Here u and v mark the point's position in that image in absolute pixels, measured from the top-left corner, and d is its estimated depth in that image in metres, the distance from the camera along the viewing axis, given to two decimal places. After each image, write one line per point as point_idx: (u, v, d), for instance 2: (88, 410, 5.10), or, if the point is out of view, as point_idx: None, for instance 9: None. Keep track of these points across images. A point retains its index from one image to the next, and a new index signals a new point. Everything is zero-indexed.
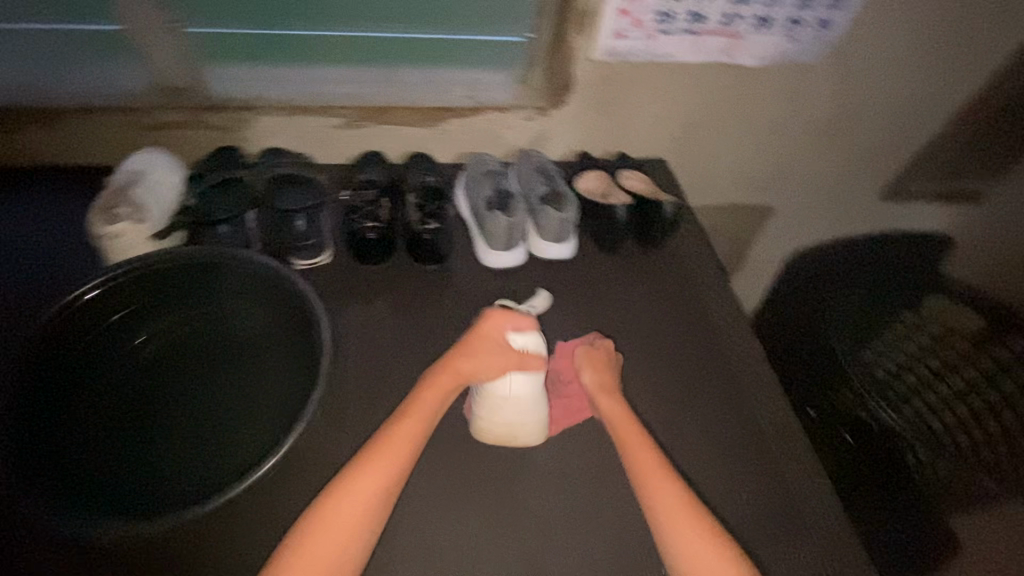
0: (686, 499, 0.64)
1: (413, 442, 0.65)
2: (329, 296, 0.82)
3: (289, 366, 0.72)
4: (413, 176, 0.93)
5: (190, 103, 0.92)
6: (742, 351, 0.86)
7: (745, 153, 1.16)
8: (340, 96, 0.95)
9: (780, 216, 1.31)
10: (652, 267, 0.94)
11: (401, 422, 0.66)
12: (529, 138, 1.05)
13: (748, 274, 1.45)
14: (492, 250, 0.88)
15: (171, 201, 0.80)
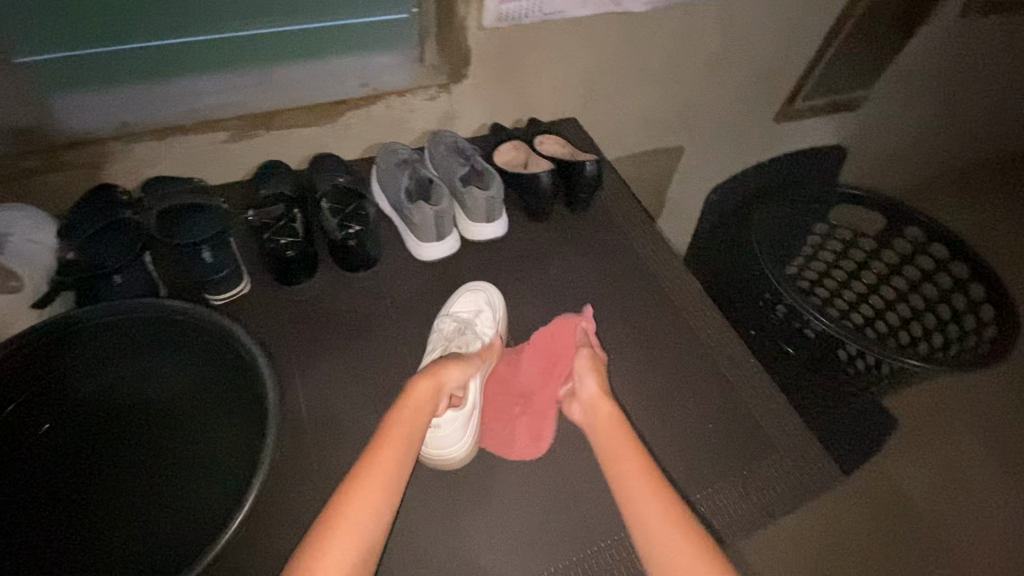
0: (651, 479, 0.60)
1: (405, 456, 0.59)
2: (262, 326, 0.77)
3: (235, 415, 0.66)
4: (321, 179, 0.86)
5: (42, 144, 0.80)
6: (683, 290, 0.90)
7: (650, 99, 1.18)
8: (220, 108, 0.86)
9: (691, 152, 1.35)
10: (584, 226, 0.95)
11: (388, 436, 0.60)
12: (436, 119, 1.00)
13: (671, 213, 1.51)
14: (424, 243, 0.84)
15: (46, 264, 0.72)
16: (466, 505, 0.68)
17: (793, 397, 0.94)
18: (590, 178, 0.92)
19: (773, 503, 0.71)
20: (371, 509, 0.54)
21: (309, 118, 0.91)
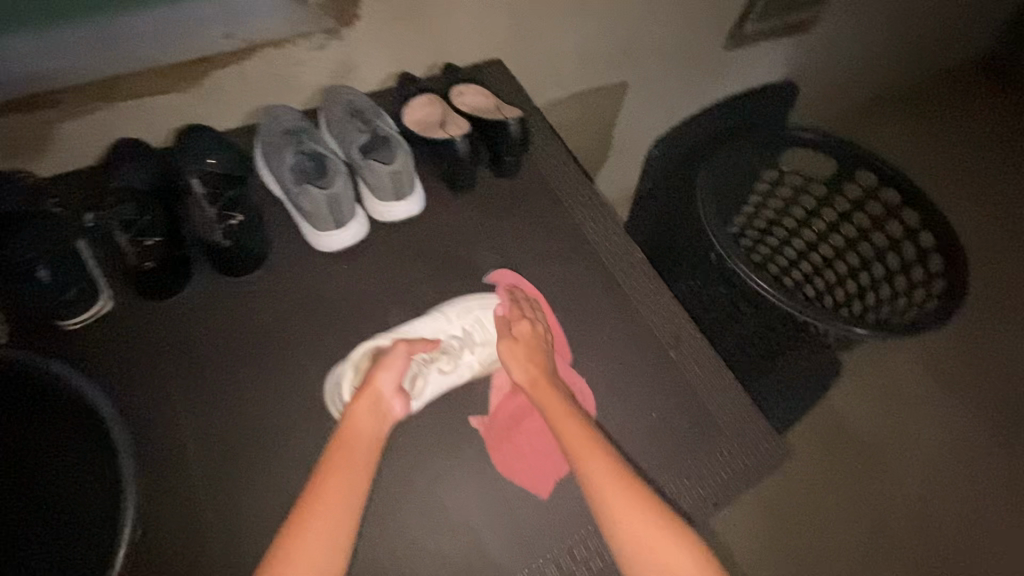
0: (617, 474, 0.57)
1: (372, 432, 0.58)
2: (136, 352, 0.65)
3: (87, 482, 0.54)
4: (186, 161, 0.70)
5: None
6: (626, 262, 0.81)
7: (584, 33, 1.03)
8: (38, 79, 0.68)
9: (635, 89, 1.22)
10: (513, 194, 0.84)
11: (349, 436, 0.57)
12: (329, 73, 0.84)
13: (617, 158, 1.40)
14: (322, 233, 0.72)
15: None
16: (389, 537, 0.60)
17: (735, 361, 0.91)
18: (516, 139, 0.79)
19: (719, 492, 0.67)
20: (345, 490, 0.54)
21: (164, 84, 0.74)
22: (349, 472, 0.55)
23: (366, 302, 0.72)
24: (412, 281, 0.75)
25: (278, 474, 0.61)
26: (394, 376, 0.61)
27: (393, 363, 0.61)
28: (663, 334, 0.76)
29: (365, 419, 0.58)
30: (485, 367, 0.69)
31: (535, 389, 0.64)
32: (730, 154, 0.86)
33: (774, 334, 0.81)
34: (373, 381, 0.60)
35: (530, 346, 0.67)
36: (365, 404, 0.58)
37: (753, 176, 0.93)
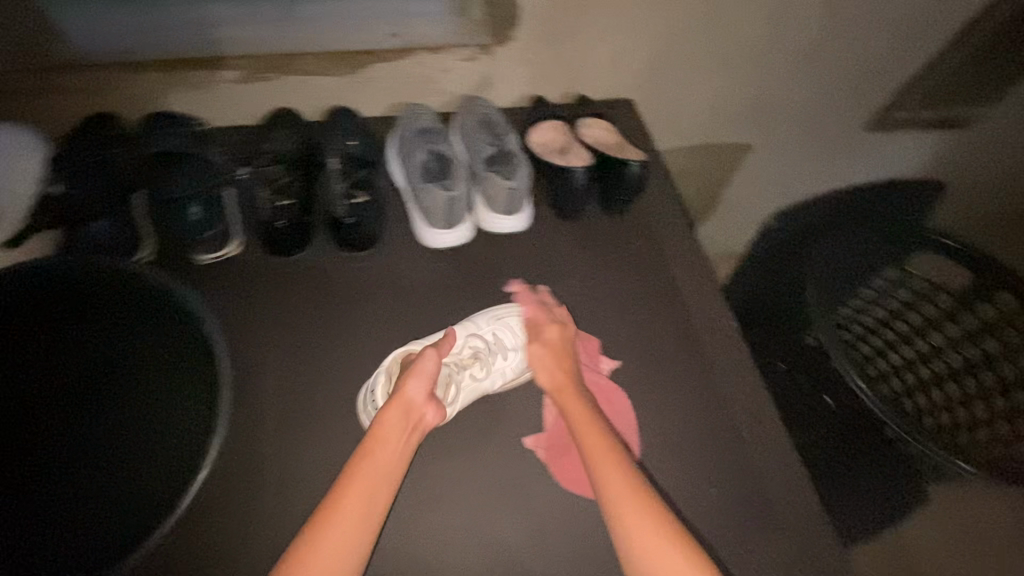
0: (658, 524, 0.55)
1: (399, 430, 0.58)
2: (244, 296, 0.71)
3: (190, 403, 0.60)
4: (330, 141, 0.77)
5: (48, 64, 0.73)
6: (715, 326, 0.79)
7: (720, 87, 1.02)
8: (230, 44, 0.77)
9: (758, 154, 1.19)
10: (616, 233, 0.84)
11: (391, 416, 0.59)
12: (471, 83, 0.88)
13: (721, 217, 1.36)
14: (431, 229, 0.77)
15: (29, 198, 0.66)
16: (421, 535, 0.61)
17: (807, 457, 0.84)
18: (632, 178, 0.80)
19: None
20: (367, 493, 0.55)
21: (330, 67, 0.81)
22: (372, 478, 0.56)
23: (454, 303, 0.75)
24: (501, 294, 0.77)
25: (340, 444, 0.64)
26: (423, 385, 0.61)
27: (425, 370, 0.61)
28: (739, 410, 0.73)
29: (394, 426, 0.59)
30: (517, 374, 0.69)
31: (559, 394, 0.65)
32: (848, 242, 0.85)
33: (857, 437, 0.76)
34: (406, 394, 0.60)
35: (558, 353, 0.68)
36: (395, 414, 0.59)
37: (874, 270, 0.88)
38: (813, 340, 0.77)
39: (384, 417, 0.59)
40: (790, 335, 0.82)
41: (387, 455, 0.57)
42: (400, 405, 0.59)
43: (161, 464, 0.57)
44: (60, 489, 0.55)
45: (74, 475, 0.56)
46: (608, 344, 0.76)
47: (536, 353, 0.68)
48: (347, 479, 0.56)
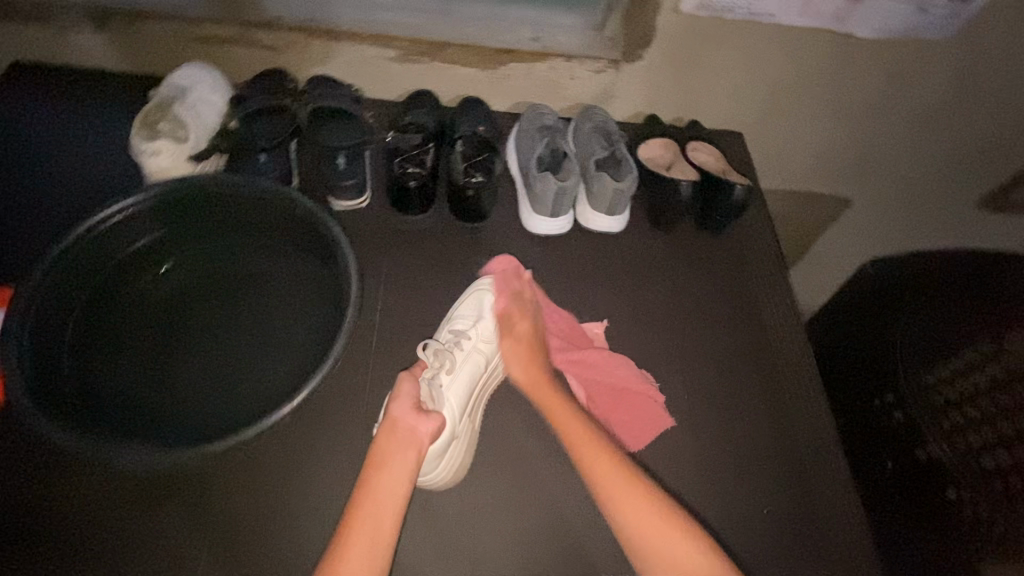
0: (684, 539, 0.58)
1: (406, 441, 0.59)
2: (365, 244, 0.79)
3: (318, 319, 0.68)
4: (463, 122, 0.85)
5: (237, 17, 0.83)
6: (791, 359, 0.80)
7: (832, 137, 1.04)
8: (392, 25, 0.86)
9: (856, 209, 1.18)
10: (707, 251, 0.87)
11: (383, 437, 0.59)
12: (594, 93, 0.94)
13: (806, 266, 1.35)
14: (536, 216, 0.83)
15: (211, 124, 0.76)
16: (487, 486, 0.66)
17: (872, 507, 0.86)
18: (736, 202, 0.84)
19: None
20: (381, 497, 0.56)
21: (472, 59, 0.89)
22: (381, 497, 0.56)
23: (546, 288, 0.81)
24: (590, 288, 0.82)
25: None
26: (405, 402, 0.61)
27: (405, 389, 0.62)
28: (805, 445, 0.74)
29: (402, 434, 0.59)
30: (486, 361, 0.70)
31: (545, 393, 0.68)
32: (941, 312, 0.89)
33: (921, 498, 0.80)
34: (396, 409, 0.60)
35: (530, 345, 0.71)
36: (386, 437, 0.59)
37: (965, 338, 0.85)
38: (901, 415, 0.83)
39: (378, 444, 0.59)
40: (874, 403, 0.88)
41: (394, 463, 0.58)
42: (402, 417, 0.60)
43: (282, 371, 0.65)
44: (203, 362, 0.64)
45: (218, 360, 0.65)
46: (686, 354, 0.78)
47: (508, 348, 0.70)
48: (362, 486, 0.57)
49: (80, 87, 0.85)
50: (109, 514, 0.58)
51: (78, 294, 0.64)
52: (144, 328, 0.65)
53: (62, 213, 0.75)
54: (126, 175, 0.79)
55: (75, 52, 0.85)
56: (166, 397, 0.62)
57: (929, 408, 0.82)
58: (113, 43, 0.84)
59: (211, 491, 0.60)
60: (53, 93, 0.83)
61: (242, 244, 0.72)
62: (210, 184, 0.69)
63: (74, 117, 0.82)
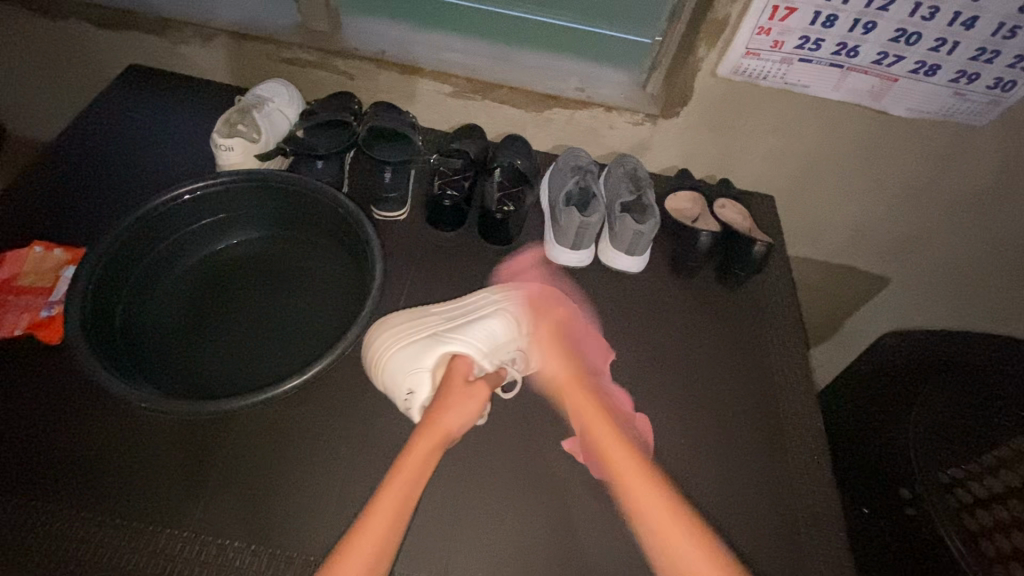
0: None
1: (433, 452, 0.63)
2: (396, 252, 0.86)
3: (341, 311, 0.74)
4: (503, 155, 0.91)
5: (320, 45, 0.94)
6: (798, 421, 0.79)
7: (869, 212, 1.05)
8: (452, 64, 0.95)
9: (891, 288, 1.17)
10: (723, 303, 0.88)
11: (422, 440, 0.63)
12: (631, 143, 0.99)
13: (842, 340, 1.33)
14: (559, 247, 0.87)
15: (280, 131, 0.86)
16: (466, 498, 0.66)
17: None
18: (755, 257, 0.86)
19: None
20: (395, 504, 0.58)
21: (520, 101, 0.96)
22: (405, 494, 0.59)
23: None
24: (601, 322, 0.84)
25: None
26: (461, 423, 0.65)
27: (456, 363, 0.70)
28: (803, 510, 0.72)
29: (425, 450, 0.62)
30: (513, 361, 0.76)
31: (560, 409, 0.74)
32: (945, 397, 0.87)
33: None
34: (439, 412, 0.65)
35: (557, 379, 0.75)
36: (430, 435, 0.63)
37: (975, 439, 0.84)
38: (909, 493, 0.80)
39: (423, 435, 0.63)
40: (884, 486, 0.84)
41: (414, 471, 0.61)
42: (437, 428, 0.64)
43: (300, 352, 0.70)
44: (233, 332, 0.71)
45: (246, 334, 0.71)
46: (691, 400, 0.78)
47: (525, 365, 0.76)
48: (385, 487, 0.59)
49: (182, 89, 0.98)
50: (121, 449, 0.64)
51: (142, 256, 0.73)
52: (195, 294, 0.74)
53: (143, 190, 0.85)
54: (202, 166, 0.89)
55: (185, 61, 0.99)
56: (199, 357, 0.69)
57: (939, 489, 0.79)
58: (216, 58, 0.97)
59: (215, 450, 0.64)
60: (159, 92, 0.97)
61: (291, 237, 0.81)
62: (270, 179, 0.77)
63: (170, 112, 0.95)
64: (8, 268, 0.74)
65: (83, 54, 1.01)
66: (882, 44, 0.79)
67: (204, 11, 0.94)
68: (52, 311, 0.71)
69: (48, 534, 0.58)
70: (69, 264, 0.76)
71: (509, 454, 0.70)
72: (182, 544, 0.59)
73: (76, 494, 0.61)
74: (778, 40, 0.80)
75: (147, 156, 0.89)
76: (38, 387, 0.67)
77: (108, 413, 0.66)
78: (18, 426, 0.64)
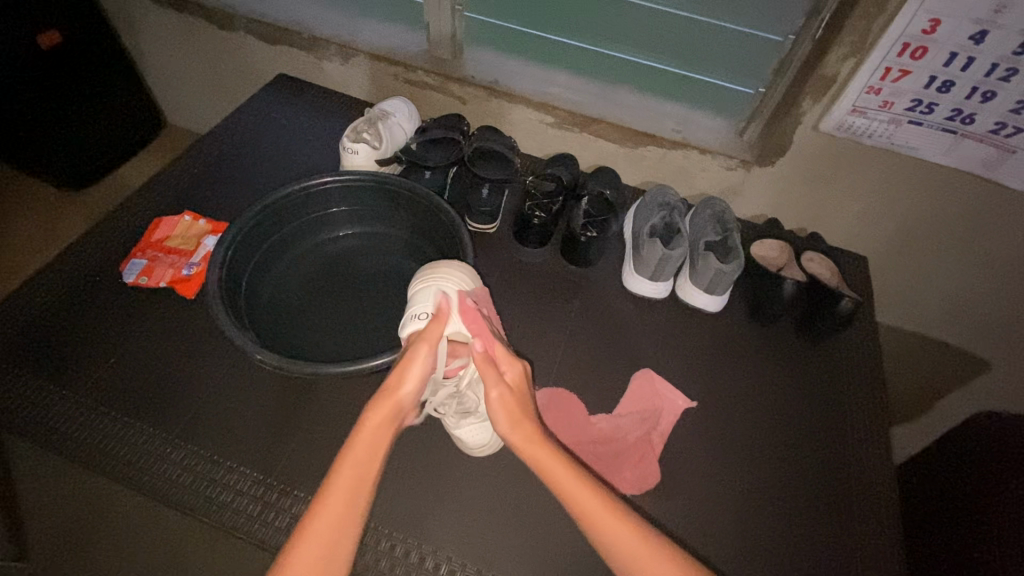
0: None
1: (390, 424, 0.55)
2: (482, 261, 0.92)
3: None
4: (593, 184, 0.96)
5: (442, 70, 1.05)
6: (867, 490, 0.75)
7: (971, 287, 0.99)
8: (557, 96, 1.02)
9: (990, 373, 1.09)
10: (798, 356, 0.86)
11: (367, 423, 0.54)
12: (720, 187, 1.01)
13: (927, 422, 1.24)
14: (637, 276, 0.89)
15: (398, 142, 0.96)
16: (517, 499, 0.69)
17: None
18: (841, 312, 0.84)
19: None
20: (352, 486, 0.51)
21: (616, 136, 1.01)
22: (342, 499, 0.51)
23: (628, 343, 0.86)
24: (669, 356, 0.85)
25: None
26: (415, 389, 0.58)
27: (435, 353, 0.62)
28: None
29: (378, 424, 0.54)
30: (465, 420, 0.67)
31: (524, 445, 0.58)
32: None
33: None
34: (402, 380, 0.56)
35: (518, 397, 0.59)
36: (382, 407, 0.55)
37: None
38: None
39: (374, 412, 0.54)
40: None
41: (371, 458, 0.53)
42: (393, 392, 0.55)
43: (388, 338, 0.77)
44: (335, 312, 0.80)
45: (345, 315, 0.79)
46: (753, 446, 0.77)
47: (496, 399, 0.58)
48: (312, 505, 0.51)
49: (319, 96, 1.12)
50: (229, 396, 0.72)
51: (272, 233, 0.84)
52: (308, 277, 0.84)
53: (277, 179, 0.98)
54: (326, 165, 1.01)
55: (326, 73, 1.13)
56: (304, 330, 0.78)
57: None
58: (352, 73, 1.11)
59: (304, 412, 0.72)
60: (300, 97, 1.11)
61: (394, 237, 0.89)
62: (385, 180, 0.86)
63: (307, 114, 1.08)
64: (163, 231, 0.87)
65: (243, 62, 1.19)
66: (1001, 114, 0.77)
67: (348, 32, 1.07)
68: (190, 270, 0.83)
69: (163, 458, 0.68)
70: (210, 233, 0.88)
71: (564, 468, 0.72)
72: (265, 489, 0.66)
73: (188, 428, 0.70)
74: (888, 100, 0.80)
75: (283, 150, 1.03)
76: (172, 332, 0.78)
77: (222, 364, 0.75)
78: (154, 362, 0.75)
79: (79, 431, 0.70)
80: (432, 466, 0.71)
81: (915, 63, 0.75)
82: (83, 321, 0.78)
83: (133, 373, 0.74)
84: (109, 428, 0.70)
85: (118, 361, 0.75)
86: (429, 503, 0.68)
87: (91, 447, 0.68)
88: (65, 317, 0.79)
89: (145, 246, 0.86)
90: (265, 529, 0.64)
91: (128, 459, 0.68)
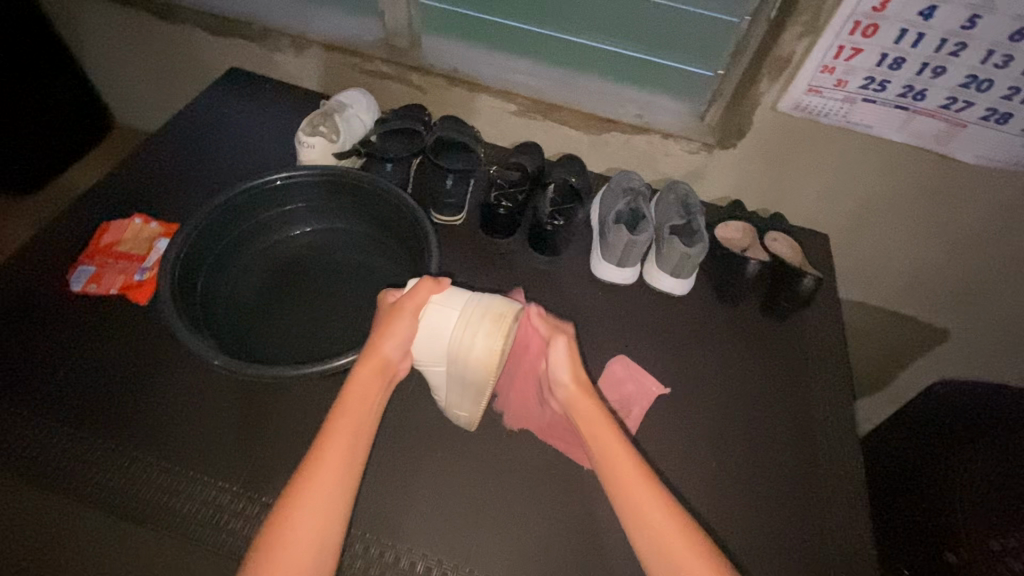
0: None
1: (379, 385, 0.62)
2: (449, 255, 0.91)
3: None
4: (558, 172, 0.96)
5: (400, 59, 1.02)
6: (835, 460, 0.77)
7: (927, 260, 1.02)
8: (518, 83, 1.00)
9: (949, 342, 1.13)
10: (766, 335, 0.88)
11: (355, 387, 0.61)
12: (685, 171, 1.02)
13: (893, 393, 1.28)
14: (605, 263, 0.89)
15: (357, 134, 0.93)
16: (491, 492, 0.69)
17: None
18: (804, 290, 0.86)
19: None
20: (353, 432, 0.58)
21: (579, 122, 1.00)
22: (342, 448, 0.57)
23: (599, 330, 0.86)
24: (640, 341, 0.86)
25: None
26: (397, 346, 0.63)
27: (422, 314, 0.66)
28: (835, 552, 0.70)
29: (364, 385, 0.61)
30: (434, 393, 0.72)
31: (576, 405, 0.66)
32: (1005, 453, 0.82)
33: None
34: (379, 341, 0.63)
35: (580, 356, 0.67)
36: (366, 369, 0.61)
37: None
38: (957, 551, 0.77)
39: (360, 372, 0.61)
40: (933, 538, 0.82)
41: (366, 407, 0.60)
42: (377, 356, 0.62)
43: (353, 337, 0.76)
44: (298, 312, 0.78)
45: (309, 315, 0.78)
46: (724, 425, 0.78)
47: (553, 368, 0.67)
48: (312, 458, 0.56)
49: (274, 90, 1.08)
50: (187, 404, 0.70)
51: (226, 233, 0.81)
52: (268, 276, 0.81)
53: (233, 177, 0.95)
54: (283, 161, 0.98)
55: (280, 66, 1.09)
56: (266, 333, 0.76)
57: None
58: (307, 65, 1.07)
59: (269, 416, 0.70)
60: (254, 91, 1.07)
61: (358, 232, 0.87)
62: (344, 174, 0.83)
63: (262, 109, 1.05)
64: (112, 235, 0.84)
65: (192, 56, 1.14)
66: (951, 88, 0.78)
67: (301, 23, 1.04)
68: (143, 275, 0.80)
69: (120, 471, 0.65)
70: (162, 236, 0.84)
71: (536, 457, 0.72)
72: (230, 497, 0.64)
73: (146, 437, 0.68)
74: (842, 79, 0.81)
75: (237, 147, 0.99)
76: (125, 341, 0.75)
77: (181, 371, 0.73)
78: (107, 371, 0.72)
79: (26, 447, 0.66)
80: (402, 465, 0.70)
81: (866, 40, 0.76)
82: (26, 333, 0.75)
83: (85, 383, 0.71)
84: (60, 442, 0.67)
85: (67, 372, 0.72)
86: (402, 502, 0.67)
87: (42, 462, 0.65)
88: (7, 329, 0.75)
89: (93, 252, 0.82)
90: (233, 537, 0.62)
91: (83, 472, 0.65)
